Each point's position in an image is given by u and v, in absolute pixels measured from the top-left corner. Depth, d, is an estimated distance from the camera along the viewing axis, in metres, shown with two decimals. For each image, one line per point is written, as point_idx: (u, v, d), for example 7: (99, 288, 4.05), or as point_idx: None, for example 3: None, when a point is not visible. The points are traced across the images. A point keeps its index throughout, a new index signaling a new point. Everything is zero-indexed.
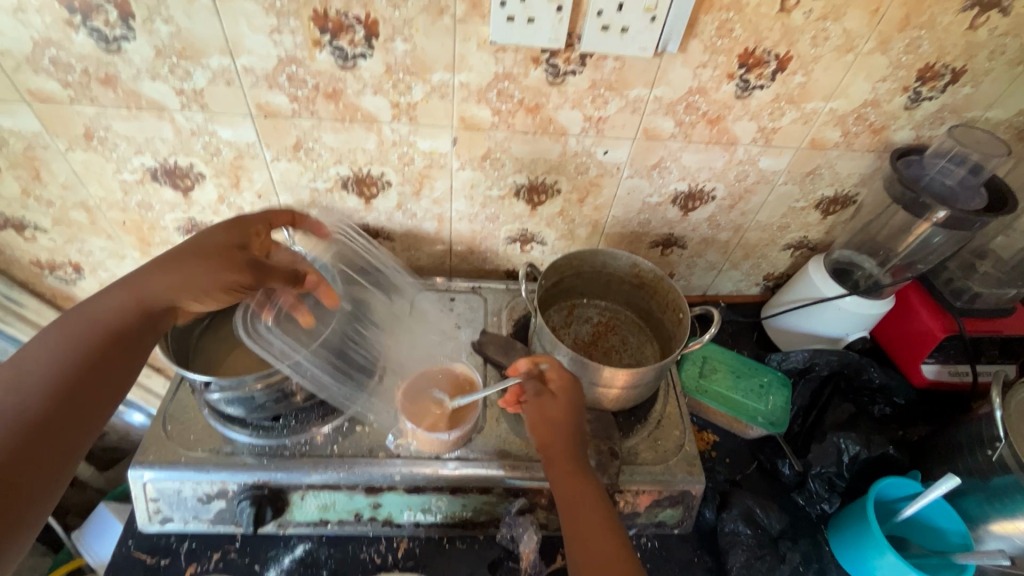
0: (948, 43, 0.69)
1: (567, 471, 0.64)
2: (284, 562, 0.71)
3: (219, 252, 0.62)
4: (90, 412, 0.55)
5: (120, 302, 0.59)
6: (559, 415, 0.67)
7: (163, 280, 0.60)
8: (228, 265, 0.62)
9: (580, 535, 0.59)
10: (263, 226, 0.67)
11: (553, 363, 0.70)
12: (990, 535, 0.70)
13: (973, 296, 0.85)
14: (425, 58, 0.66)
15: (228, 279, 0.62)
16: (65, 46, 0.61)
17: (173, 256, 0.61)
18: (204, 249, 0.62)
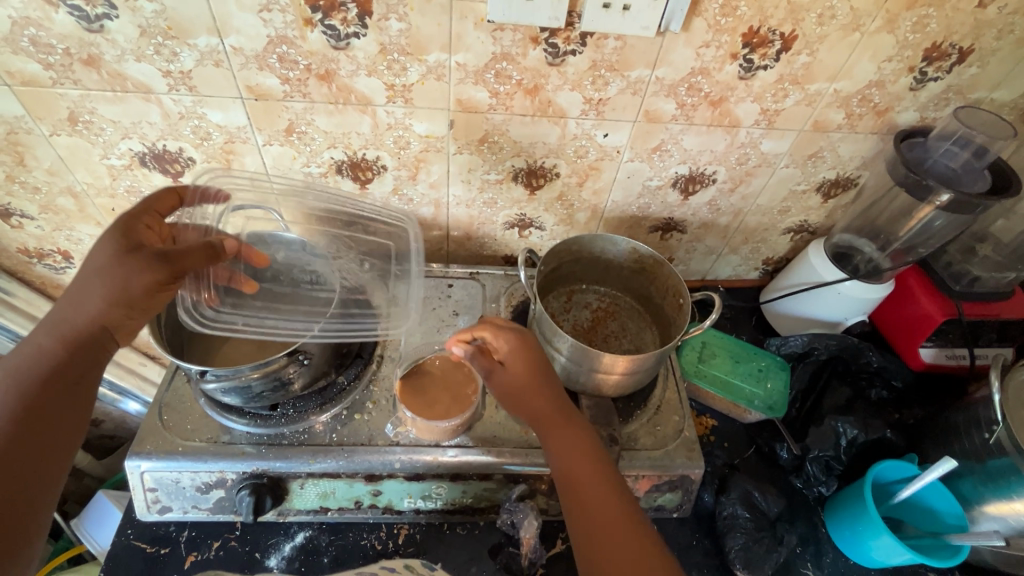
0: (955, 22, 0.68)
1: (555, 442, 0.63)
2: (285, 550, 0.71)
3: (115, 264, 0.57)
4: (43, 455, 0.53)
5: (40, 347, 0.56)
6: (529, 387, 0.65)
7: (79, 311, 0.57)
8: (135, 269, 0.57)
9: (582, 507, 0.58)
10: (152, 217, 0.63)
11: (488, 330, 0.68)
12: (984, 516, 0.71)
13: (972, 280, 0.85)
14: (421, 38, 0.64)
15: (145, 283, 0.58)
16: (46, 25, 0.59)
17: (79, 284, 0.57)
18: (102, 267, 0.57)
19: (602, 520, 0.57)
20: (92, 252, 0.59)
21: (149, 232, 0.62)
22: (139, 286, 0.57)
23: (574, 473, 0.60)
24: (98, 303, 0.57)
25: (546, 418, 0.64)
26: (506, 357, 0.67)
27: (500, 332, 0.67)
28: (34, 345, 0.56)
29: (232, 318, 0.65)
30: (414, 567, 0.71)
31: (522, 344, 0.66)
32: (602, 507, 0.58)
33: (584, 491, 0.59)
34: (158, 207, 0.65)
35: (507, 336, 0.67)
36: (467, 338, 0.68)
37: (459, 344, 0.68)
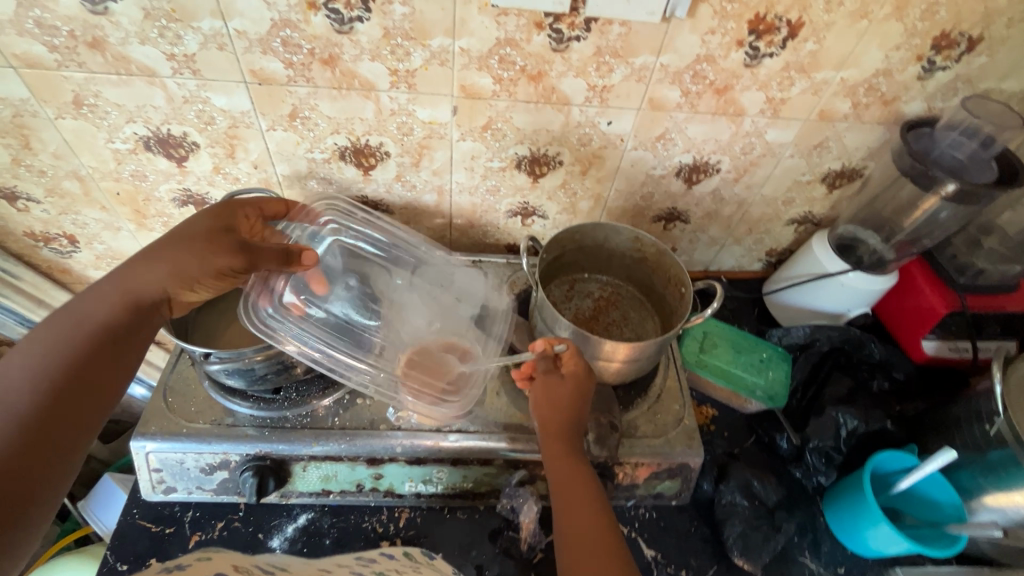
0: (965, 10, 0.67)
1: (559, 454, 0.65)
2: (287, 531, 0.72)
3: (204, 236, 0.64)
4: (91, 394, 0.56)
5: (108, 300, 0.60)
6: (562, 401, 0.67)
7: (149, 271, 0.62)
8: (217, 249, 0.63)
9: (570, 519, 0.61)
10: (250, 210, 0.70)
11: (569, 349, 0.69)
12: (983, 507, 0.71)
13: (976, 272, 0.85)
14: (425, 23, 0.63)
15: (220, 264, 0.63)
16: (50, 7, 0.59)
17: (163, 247, 0.63)
18: (191, 236, 0.63)
19: (587, 539, 0.59)
20: (183, 224, 0.65)
21: (246, 223, 0.68)
22: (215, 265, 0.63)
23: (570, 488, 0.63)
24: (173, 269, 0.62)
25: (564, 431, 0.67)
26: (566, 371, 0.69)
27: (575, 356, 0.69)
28: (102, 295, 0.60)
29: (276, 328, 0.66)
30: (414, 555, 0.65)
31: (581, 376, 0.68)
32: (586, 527, 0.60)
33: (573, 504, 0.62)
34: (264, 207, 0.71)
35: (580, 364, 0.68)
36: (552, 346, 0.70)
37: (541, 344, 0.70)
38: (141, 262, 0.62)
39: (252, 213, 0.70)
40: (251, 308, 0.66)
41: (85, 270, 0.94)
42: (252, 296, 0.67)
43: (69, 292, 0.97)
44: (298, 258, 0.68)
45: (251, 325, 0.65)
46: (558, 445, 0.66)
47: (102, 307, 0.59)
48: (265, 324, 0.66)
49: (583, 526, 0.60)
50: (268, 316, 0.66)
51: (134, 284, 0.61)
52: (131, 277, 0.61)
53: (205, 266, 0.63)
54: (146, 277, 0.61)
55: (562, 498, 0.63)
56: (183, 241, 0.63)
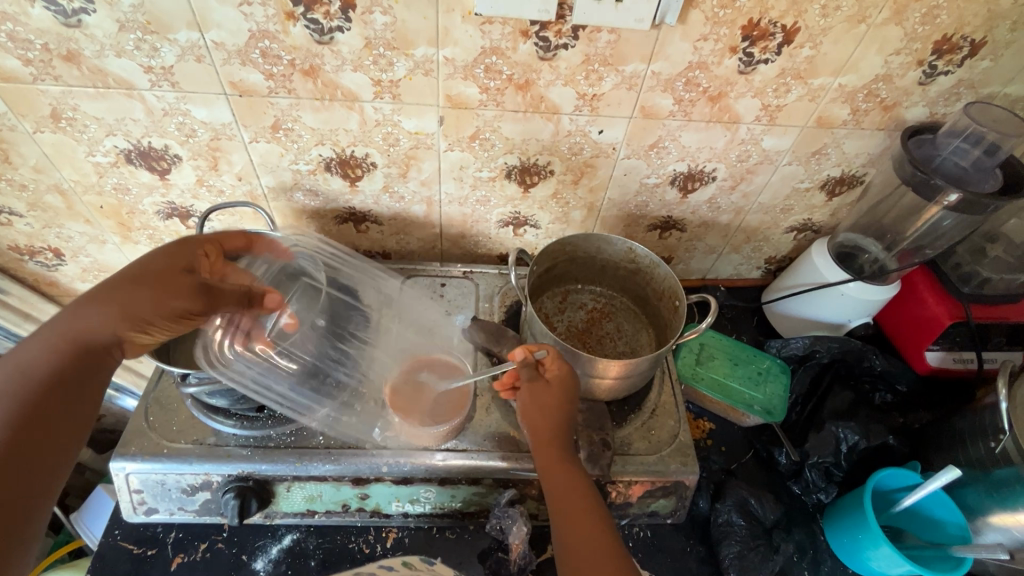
0: (968, 13, 0.65)
1: (552, 461, 0.64)
2: (271, 552, 0.70)
3: (161, 277, 0.60)
4: (48, 447, 0.54)
5: (53, 348, 0.56)
6: (551, 403, 0.66)
7: (101, 316, 0.58)
8: (174, 292, 0.60)
9: (568, 529, 0.59)
10: (211, 246, 0.66)
11: (550, 352, 0.68)
12: (989, 526, 0.68)
13: (981, 282, 0.82)
14: (407, 32, 0.62)
15: (177, 308, 0.60)
16: (22, 20, 0.57)
17: (112, 287, 0.59)
18: (146, 277, 0.60)
19: (586, 548, 0.57)
20: (136, 261, 0.62)
21: (206, 259, 0.65)
22: (171, 308, 0.59)
23: (566, 496, 0.61)
24: (126, 312, 0.58)
25: (554, 436, 0.65)
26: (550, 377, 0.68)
27: (557, 359, 0.68)
28: (49, 342, 0.57)
29: (239, 370, 0.64)
30: (411, 563, 0.66)
31: (565, 378, 0.67)
32: (585, 536, 0.58)
33: (569, 513, 0.60)
34: (227, 240, 0.69)
35: (562, 367, 0.68)
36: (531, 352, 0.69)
37: (521, 351, 0.69)
38: (85, 304, 0.58)
39: (212, 248, 0.66)
40: (212, 354, 0.64)
41: (72, 283, 0.93)
42: (213, 342, 0.64)
43: (56, 304, 0.96)
44: (260, 300, 0.67)
45: (207, 366, 0.63)
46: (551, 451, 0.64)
47: (44, 354, 0.56)
48: (228, 367, 0.64)
49: (581, 534, 0.58)
50: (231, 359, 0.64)
51: (80, 329, 0.57)
52: (76, 323, 0.57)
53: (159, 310, 0.59)
54: (94, 320, 0.57)
55: (558, 508, 0.60)
56: (130, 280, 0.59)
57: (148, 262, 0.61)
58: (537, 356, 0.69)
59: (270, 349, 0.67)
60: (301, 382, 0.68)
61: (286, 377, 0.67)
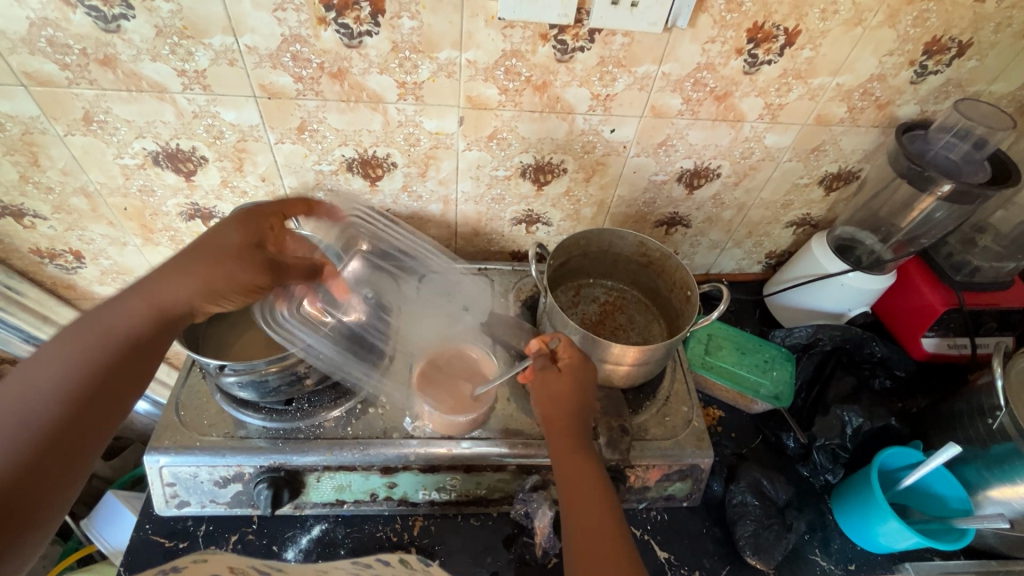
0: (955, 16, 0.69)
1: (565, 451, 0.66)
2: (301, 542, 0.72)
3: (234, 253, 0.63)
4: (104, 414, 0.56)
5: (135, 312, 0.59)
6: (564, 391, 0.68)
7: (175, 283, 0.61)
8: (245, 267, 0.63)
9: (576, 516, 0.60)
10: (276, 218, 0.68)
11: (563, 341, 0.71)
12: (989, 500, 0.73)
13: (972, 270, 0.87)
14: (433, 36, 0.65)
15: (247, 283, 0.63)
16: (63, 25, 0.59)
17: (194, 254, 0.62)
18: (222, 251, 0.62)
19: (591, 533, 0.59)
20: (215, 232, 0.64)
21: (272, 232, 0.67)
22: (239, 281, 0.62)
23: (575, 477, 0.63)
24: (199, 284, 0.61)
25: (568, 426, 0.67)
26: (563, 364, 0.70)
27: (571, 347, 0.71)
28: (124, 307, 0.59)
29: (292, 332, 0.67)
30: (408, 562, 0.72)
31: (581, 365, 0.70)
32: (592, 522, 0.59)
33: (578, 499, 0.62)
34: (290, 210, 0.71)
35: (573, 358, 0.70)
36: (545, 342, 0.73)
37: (536, 343, 0.73)
38: (168, 269, 0.61)
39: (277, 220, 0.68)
40: (268, 313, 0.67)
41: (90, 286, 0.94)
42: (269, 301, 0.68)
43: (73, 308, 0.97)
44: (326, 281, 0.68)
45: (265, 327, 0.66)
46: (564, 440, 0.66)
47: (128, 316, 0.59)
48: (280, 327, 0.67)
49: (588, 521, 0.60)
50: (284, 322, 0.67)
51: (159, 294, 0.60)
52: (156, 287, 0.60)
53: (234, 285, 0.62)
54: (176, 289, 0.60)
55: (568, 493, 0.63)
56: (209, 252, 0.62)
57: (226, 234, 0.63)
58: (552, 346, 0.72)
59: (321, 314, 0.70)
60: (346, 348, 0.72)
61: (332, 342, 0.70)
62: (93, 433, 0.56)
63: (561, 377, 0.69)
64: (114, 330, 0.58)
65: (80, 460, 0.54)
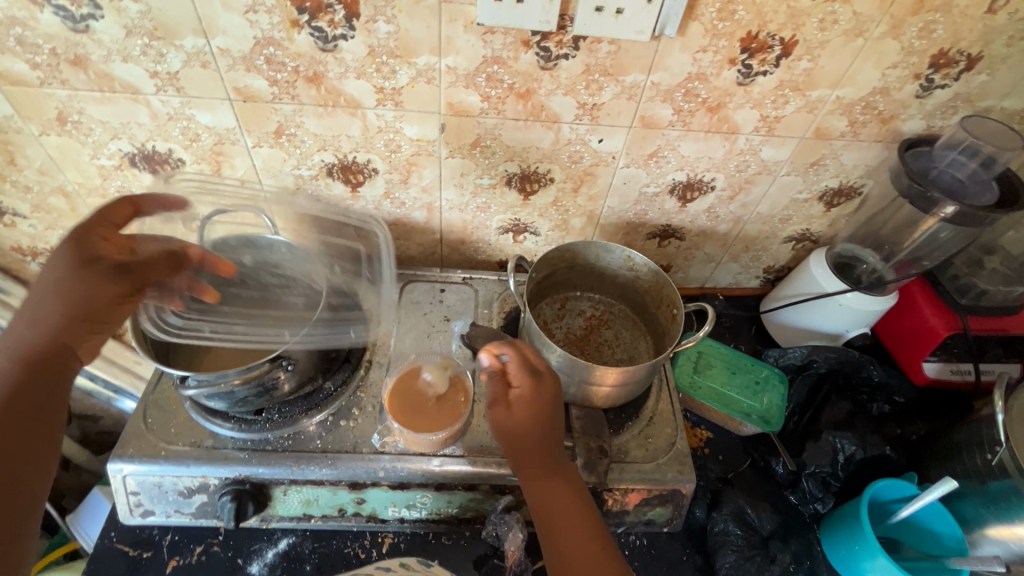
0: (964, 28, 0.65)
1: (541, 473, 0.63)
2: (267, 556, 0.70)
3: (72, 280, 0.57)
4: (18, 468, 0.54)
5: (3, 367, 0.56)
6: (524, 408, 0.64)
7: (32, 329, 0.57)
8: (94, 285, 0.58)
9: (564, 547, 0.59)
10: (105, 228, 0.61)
11: (514, 353, 0.67)
12: (986, 539, 0.69)
13: (979, 294, 0.83)
14: (410, 41, 0.62)
15: (100, 300, 0.58)
16: (31, 25, 0.58)
17: (35, 299, 0.57)
18: (61, 284, 0.57)
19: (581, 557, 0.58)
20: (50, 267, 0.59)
21: (106, 243, 0.61)
22: (98, 303, 0.58)
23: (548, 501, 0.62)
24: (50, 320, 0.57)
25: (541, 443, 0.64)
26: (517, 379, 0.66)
27: (521, 359, 0.66)
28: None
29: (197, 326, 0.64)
30: (409, 565, 0.71)
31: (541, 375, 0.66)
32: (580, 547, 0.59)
33: (563, 524, 0.60)
34: (111, 217, 0.62)
35: (526, 372, 0.66)
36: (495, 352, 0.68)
37: (487, 355, 0.68)
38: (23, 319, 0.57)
39: (107, 229, 0.61)
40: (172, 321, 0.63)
41: None
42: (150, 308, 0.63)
43: None
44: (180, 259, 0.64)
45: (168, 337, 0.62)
46: (532, 461, 0.63)
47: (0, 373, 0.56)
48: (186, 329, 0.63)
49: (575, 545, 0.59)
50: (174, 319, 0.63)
51: (25, 341, 0.57)
52: (17, 338, 0.57)
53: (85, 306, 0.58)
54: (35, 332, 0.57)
55: (549, 519, 0.61)
56: (51, 289, 0.57)
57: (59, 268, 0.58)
58: (502, 359, 0.68)
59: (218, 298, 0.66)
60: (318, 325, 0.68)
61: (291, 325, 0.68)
62: (25, 473, 0.54)
63: (531, 391, 0.64)
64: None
65: (24, 507, 0.54)
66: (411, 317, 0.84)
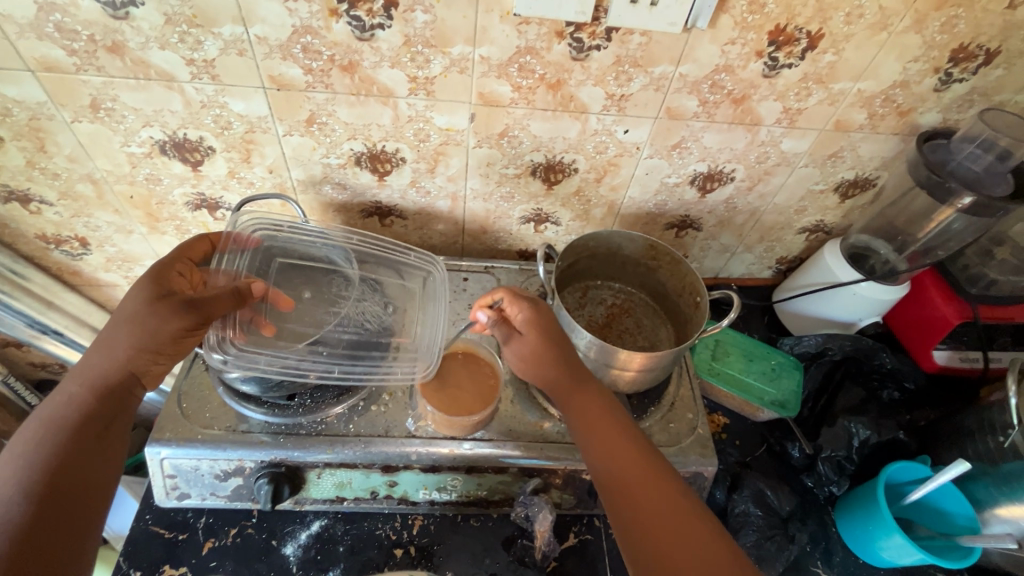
0: (985, 22, 0.67)
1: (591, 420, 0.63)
2: (301, 537, 0.72)
3: (145, 312, 0.59)
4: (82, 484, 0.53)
5: (74, 395, 0.57)
6: (564, 379, 0.65)
7: (105, 359, 0.59)
8: (164, 317, 0.60)
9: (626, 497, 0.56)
10: (182, 264, 0.67)
11: (507, 296, 0.69)
12: (996, 518, 0.71)
13: (989, 283, 0.85)
14: (446, 31, 0.63)
15: (171, 330, 0.60)
16: (71, 11, 0.58)
17: (109, 330, 0.60)
18: (134, 316, 0.59)
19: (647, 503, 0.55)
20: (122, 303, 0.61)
21: (183, 278, 0.66)
22: (165, 332, 0.60)
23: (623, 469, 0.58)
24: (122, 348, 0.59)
25: (570, 382, 0.65)
26: (540, 348, 0.67)
27: (517, 300, 0.68)
28: (63, 392, 0.57)
29: (250, 357, 0.65)
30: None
31: (537, 312, 0.68)
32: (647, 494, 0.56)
33: (641, 487, 0.57)
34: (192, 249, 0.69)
35: (546, 330, 0.67)
36: (489, 304, 0.70)
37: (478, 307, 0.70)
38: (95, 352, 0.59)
39: (185, 266, 0.67)
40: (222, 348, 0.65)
41: (95, 272, 0.94)
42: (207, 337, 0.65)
43: (78, 293, 0.97)
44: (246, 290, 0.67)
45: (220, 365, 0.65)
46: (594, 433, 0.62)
47: (70, 401, 0.57)
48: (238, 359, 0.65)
49: (640, 491, 0.56)
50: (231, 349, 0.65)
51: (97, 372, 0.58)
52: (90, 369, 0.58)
53: (158, 336, 0.59)
54: (108, 360, 0.58)
55: (625, 480, 0.57)
56: (128, 318, 0.59)
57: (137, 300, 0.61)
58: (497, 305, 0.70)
59: (274, 330, 0.69)
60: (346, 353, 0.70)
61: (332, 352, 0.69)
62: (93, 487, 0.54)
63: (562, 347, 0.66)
64: (62, 419, 0.55)
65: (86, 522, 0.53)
66: None
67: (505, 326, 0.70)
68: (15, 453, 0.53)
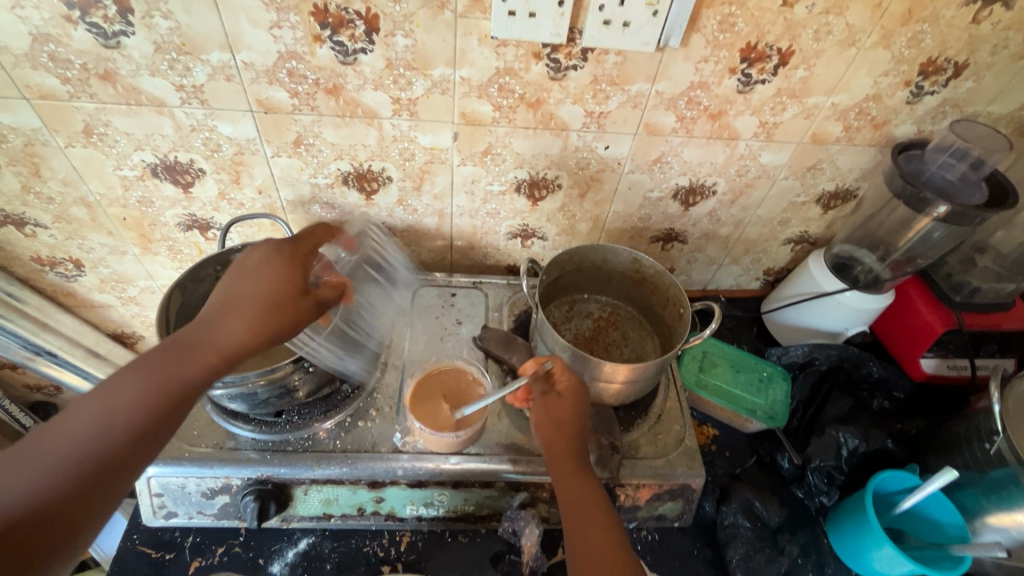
0: (950, 37, 0.69)
1: (568, 469, 0.65)
2: (288, 556, 0.72)
3: (290, 302, 0.61)
4: (145, 458, 0.52)
5: (197, 359, 0.56)
6: (566, 417, 0.68)
7: (236, 331, 0.58)
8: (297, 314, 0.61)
9: (581, 531, 0.60)
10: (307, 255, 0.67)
11: (559, 364, 0.71)
12: (987, 527, 0.71)
13: (972, 290, 0.86)
14: (426, 54, 0.65)
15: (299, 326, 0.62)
16: (64, 41, 0.61)
17: (251, 300, 0.59)
18: (275, 298, 0.60)
19: (600, 553, 0.58)
20: (268, 273, 0.61)
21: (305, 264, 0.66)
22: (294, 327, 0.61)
23: (578, 504, 0.62)
24: (254, 324, 0.58)
25: (568, 448, 0.67)
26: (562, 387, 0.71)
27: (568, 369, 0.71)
28: (191, 350, 0.56)
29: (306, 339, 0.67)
30: None
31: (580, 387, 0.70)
32: (599, 544, 0.59)
33: (585, 528, 0.60)
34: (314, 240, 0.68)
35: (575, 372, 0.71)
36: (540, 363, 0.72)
37: (531, 365, 0.72)
38: (221, 318, 0.58)
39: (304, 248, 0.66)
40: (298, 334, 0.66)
41: (90, 293, 0.96)
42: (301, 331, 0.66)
43: (72, 314, 0.99)
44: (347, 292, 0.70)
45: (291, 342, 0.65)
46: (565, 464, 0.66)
47: (187, 365, 0.55)
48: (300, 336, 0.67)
49: (593, 536, 0.59)
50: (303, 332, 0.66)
51: (216, 340, 0.57)
52: (213, 334, 0.57)
53: (287, 326, 0.60)
54: (237, 333, 0.58)
55: (574, 514, 0.61)
56: (270, 295, 0.60)
57: (289, 281, 0.61)
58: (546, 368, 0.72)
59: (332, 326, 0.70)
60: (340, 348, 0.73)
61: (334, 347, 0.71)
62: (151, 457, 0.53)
63: (564, 400, 0.69)
64: (182, 373, 0.55)
65: (120, 490, 0.51)
66: (424, 321, 0.86)
67: (547, 384, 0.72)
68: (120, 394, 0.52)
